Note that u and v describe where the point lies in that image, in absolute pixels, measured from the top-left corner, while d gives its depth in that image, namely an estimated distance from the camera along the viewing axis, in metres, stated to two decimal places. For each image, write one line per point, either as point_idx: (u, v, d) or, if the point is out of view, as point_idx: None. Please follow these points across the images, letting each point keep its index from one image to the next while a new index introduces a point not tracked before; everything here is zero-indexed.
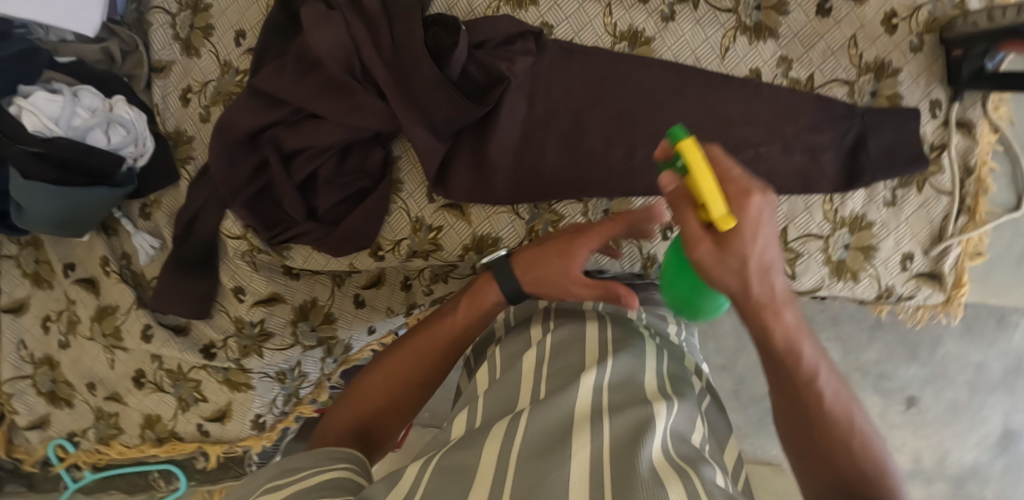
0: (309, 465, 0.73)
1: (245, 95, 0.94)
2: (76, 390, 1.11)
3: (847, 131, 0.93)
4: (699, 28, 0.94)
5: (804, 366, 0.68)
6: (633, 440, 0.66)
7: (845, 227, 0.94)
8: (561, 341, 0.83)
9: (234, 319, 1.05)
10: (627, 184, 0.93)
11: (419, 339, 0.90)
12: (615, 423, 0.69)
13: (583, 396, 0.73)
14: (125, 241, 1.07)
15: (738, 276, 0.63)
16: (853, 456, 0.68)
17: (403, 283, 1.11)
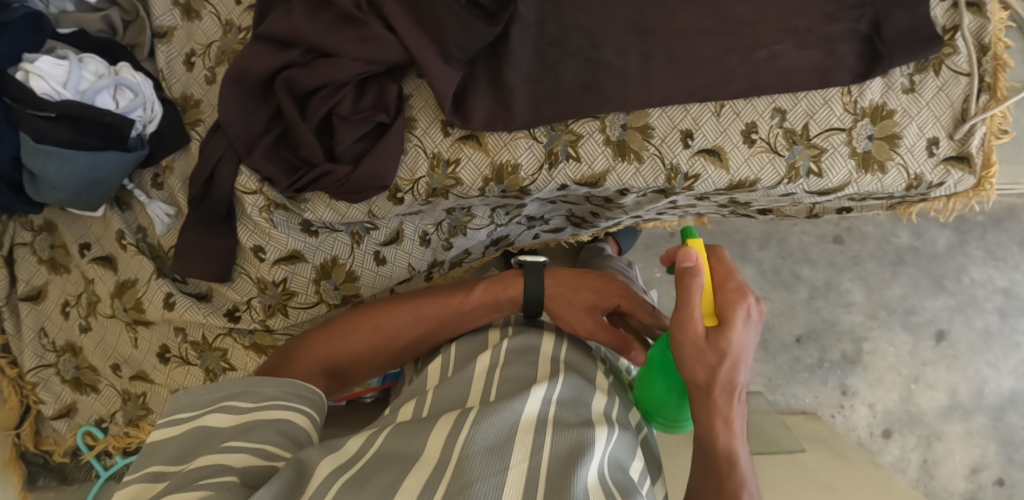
0: (282, 399, 0.86)
1: (255, 41, 0.94)
2: (101, 374, 1.09)
3: (859, 21, 0.93)
4: None
5: (736, 473, 0.80)
6: (569, 462, 0.72)
7: (866, 118, 0.93)
8: (517, 350, 0.94)
9: (256, 280, 1.03)
10: (644, 94, 0.93)
11: (426, 305, 1.02)
12: (558, 439, 0.75)
13: (526, 408, 0.80)
14: (139, 213, 1.05)
15: (702, 368, 0.80)
16: None
17: (422, 237, 1.11)
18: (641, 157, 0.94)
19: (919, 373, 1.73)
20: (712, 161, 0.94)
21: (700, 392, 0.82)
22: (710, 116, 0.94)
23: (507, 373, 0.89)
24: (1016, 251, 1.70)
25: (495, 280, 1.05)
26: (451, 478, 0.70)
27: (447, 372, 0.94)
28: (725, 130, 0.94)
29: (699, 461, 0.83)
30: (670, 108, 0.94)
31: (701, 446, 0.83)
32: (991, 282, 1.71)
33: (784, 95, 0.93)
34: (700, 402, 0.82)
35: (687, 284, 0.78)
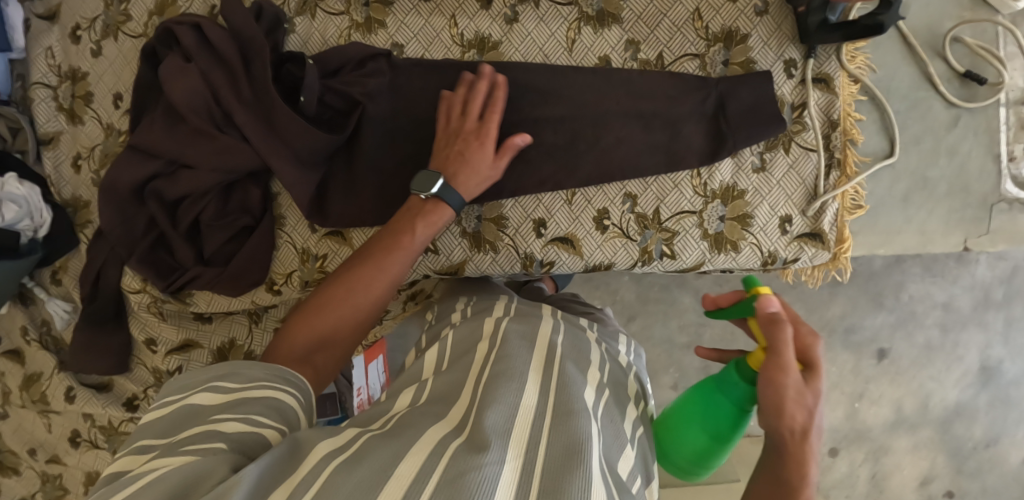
0: (272, 380, 0.70)
1: (126, 151, 0.99)
2: (20, 457, 1.16)
3: (705, 101, 0.93)
4: (543, 25, 0.95)
5: None
6: (571, 459, 0.61)
7: (717, 200, 0.95)
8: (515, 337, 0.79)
9: (152, 370, 1.09)
10: (495, 186, 0.95)
11: (381, 260, 0.84)
12: (550, 431, 0.64)
13: (527, 400, 0.68)
14: (43, 308, 1.11)
15: (800, 419, 0.63)
16: None
17: None
18: (496, 248, 0.97)
19: (863, 391, 1.52)
20: (565, 249, 0.96)
21: (784, 449, 0.64)
22: (562, 204, 0.96)
23: (503, 352, 0.76)
24: (954, 267, 1.47)
25: (405, 214, 0.87)
26: (445, 467, 0.57)
27: (442, 365, 0.80)
28: (577, 218, 0.96)
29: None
30: (523, 199, 0.96)
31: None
32: (930, 298, 1.49)
33: (634, 181, 0.95)
34: (777, 462, 0.64)
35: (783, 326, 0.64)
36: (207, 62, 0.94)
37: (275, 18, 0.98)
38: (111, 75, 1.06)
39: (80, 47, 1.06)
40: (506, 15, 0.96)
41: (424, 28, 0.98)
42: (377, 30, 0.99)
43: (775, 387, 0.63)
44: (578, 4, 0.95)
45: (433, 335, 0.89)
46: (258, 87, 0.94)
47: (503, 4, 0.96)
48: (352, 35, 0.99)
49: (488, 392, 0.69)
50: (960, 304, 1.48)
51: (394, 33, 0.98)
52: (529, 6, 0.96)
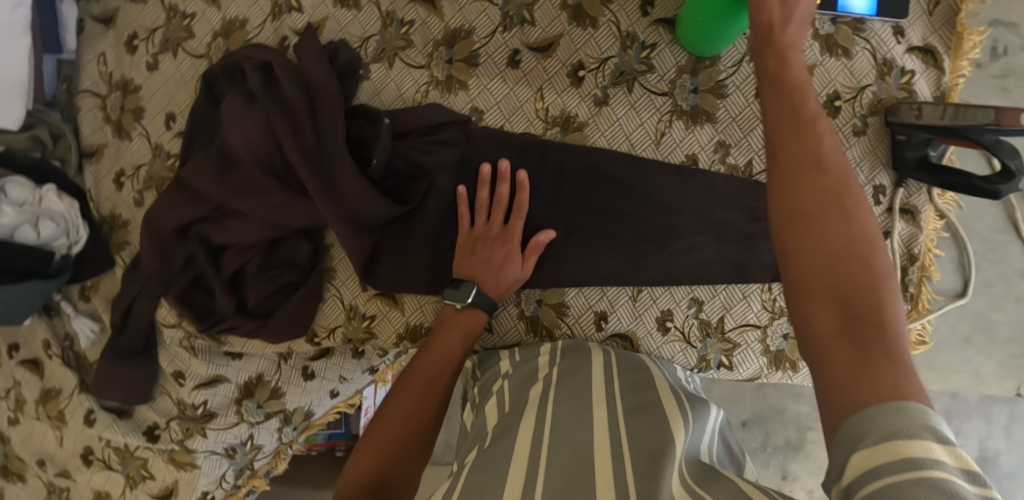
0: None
1: (171, 189, 0.94)
2: (27, 465, 1.12)
3: None
4: (634, 113, 0.92)
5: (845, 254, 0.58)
6: (651, 472, 0.66)
7: (783, 316, 0.92)
8: (571, 367, 0.86)
9: (177, 401, 1.05)
10: (558, 274, 0.92)
11: (429, 370, 0.83)
12: (634, 453, 0.70)
13: (597, 432, 0.74)
14: (67, 322, 1.07)
15: (776, 64, 0.68)
16: (844, 291, 0.56)
17: (355, 351, 1.09)
18: (552, 334, 0.94)
19: None
20: (623, 346, 0.94)
21: (795, 141, 0.63)
22: (625, 300, 0.93)
23: (563, 387, 0.82)
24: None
25: (443, 326, 0.87)
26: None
27: (505, 406, 0.82)
28: (639, 316, 0.93)
29: (826, 272, 0.57)
30: (585, 289, 0.93)
31: (810, 178, 0.61)
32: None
33: (702, 286, 0.92)
34: (789, 155, 0.63)
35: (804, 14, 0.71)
36: (272, 106, 0.88)
37: (349, 65, 0.93)
38: (166, 94, 1.00)
39: (135, 58, 1.00)
40: (596, 96, 0.92)
41: (507, 96, 0.93)
42: (457, 91, 0.94)
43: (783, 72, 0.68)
44: (673, 96, 0.91)
45: (484, 386, 0.89)
46: (325, 143, 0.89)
47: (595, 84, 0.92)
48: (430, 92, 0.94)
49: (556, 432, 0.74)
50: None
51: (475, 97, 0.94)
52: (622, 91, 0.92)
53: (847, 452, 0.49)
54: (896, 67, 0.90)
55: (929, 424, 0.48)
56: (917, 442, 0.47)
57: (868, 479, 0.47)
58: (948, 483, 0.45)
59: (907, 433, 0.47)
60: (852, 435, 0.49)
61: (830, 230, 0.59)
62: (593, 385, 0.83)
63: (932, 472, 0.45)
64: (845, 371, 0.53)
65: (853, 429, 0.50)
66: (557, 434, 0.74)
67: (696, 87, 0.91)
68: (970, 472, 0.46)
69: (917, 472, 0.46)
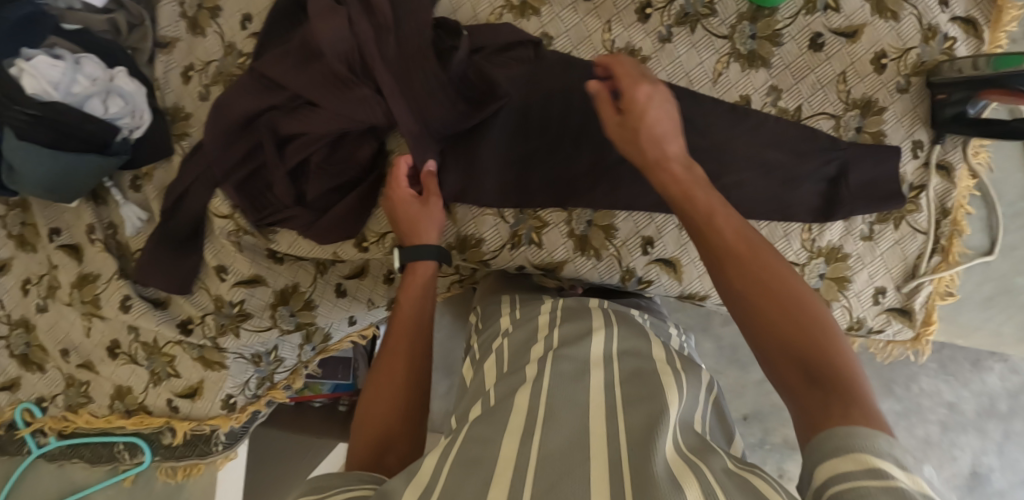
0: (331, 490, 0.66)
1: (248, 78, 0.98)
2: (49, 355, 1.12)
3: (830, 162, 0.95)
4: (695, 51, 0.97)
5: (785, 313, 0.63)
6: (647, 434, 0.63)
7: (820, 257, 0.97)
8: (570, 337, 0.79)
9: (214, 297, 1.05)
10: (612, 198, 0.96)
11: (401, 331, 0.86)
12: (631, 418, 0.67)
13: (594, 396, 0.70)
14: (114, 211, 1.08)
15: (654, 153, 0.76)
16: (809, 351, 0.61)
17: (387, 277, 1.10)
18: (599, 255, 0.98)
19: None
20: (666, 271, 0.98)
21: (699, 224, 0.69)
22: (673, 228, 0.97)
23: (562, 351, 0.76)
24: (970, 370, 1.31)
25: (409, 289, 0.89)
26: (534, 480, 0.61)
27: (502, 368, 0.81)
28: (684, 245, 0.97)
29: (780, 331, 0.62)
30: (636, 214, 0.97)
31: (719, 246, 0.67)
32: (938, 395, 1.34)
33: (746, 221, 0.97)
34: (704, 244, 0.68)
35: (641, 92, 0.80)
36: (356, 9, 0.91)
37: None
38: None
39: None
40: (661, 34, 0.97)
41: (577, 26, 0.98)
42: (530, 16, 0.99)
43: (650, 139, 0.76)
44: (732, 39, 0.97)
45: (484, 343, 0.90)
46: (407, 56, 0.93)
47: (660, 23, 0.98)
48: (504, 15, 0.99)
49: (552, 395, 0.70)
50: None
51: (546, 24, 0.99)
52: (684, 30, 0.97)
53: (811, 466, 0.55)
54: (940, 32, 0.95)
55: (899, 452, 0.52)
56: (881, 461, 0.51)
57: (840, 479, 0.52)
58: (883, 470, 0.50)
59: (873, 451, 0.52)
60: (819, 452, 0.55)
61: (771, 298, 0.64)
62: (592, 350, 0.77)
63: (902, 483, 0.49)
64: (817, 414, 0.58)
65: (825, 449, 0.54)
66: (554, 389, 0.71)
67: (754, 34, 0.97)
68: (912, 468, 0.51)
69: (870, 468, 0.51)
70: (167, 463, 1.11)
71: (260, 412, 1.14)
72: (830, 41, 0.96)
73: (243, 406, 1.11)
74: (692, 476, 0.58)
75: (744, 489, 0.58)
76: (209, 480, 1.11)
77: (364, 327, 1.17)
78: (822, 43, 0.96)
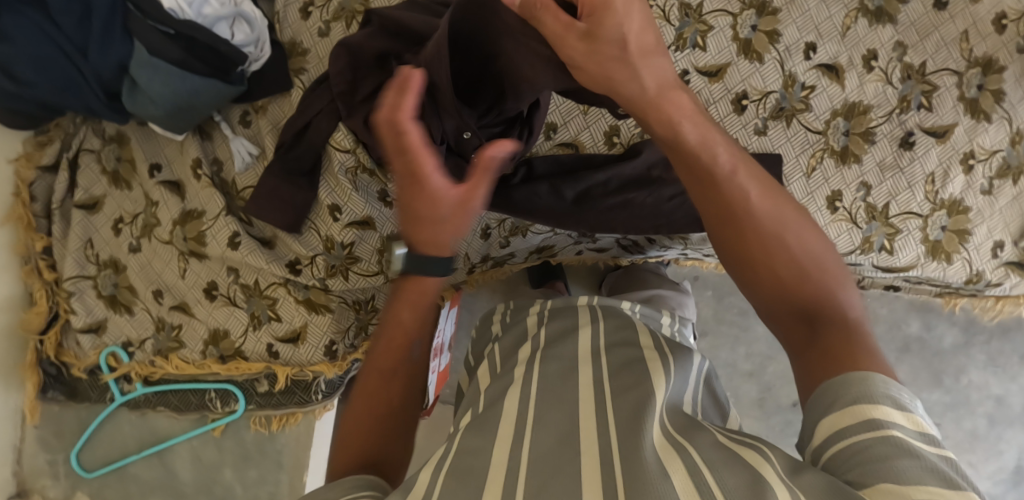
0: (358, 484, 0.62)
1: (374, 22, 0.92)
2: (139, 297, 1.07)
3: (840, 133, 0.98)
4: (824, 6, 0.98)
5: (784, 265, 0.68)
6: (636, 418, 0.67)
7: (943, 209, 0.98)
8: (557, 335, 0.83)
9: (324, 238, 1.02)
10: None
11: (388, 354, 0.70)
12: (618, 409, 0.69)
13: (585, 390, 0.73)
14: (219, 147, 1.04)
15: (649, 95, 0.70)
16: (812, 298, 0.67)
17: (484, 230, 1.12)
18: None
19: None
20: None
21: (715, 207, 0.70)
22: (800, 176, 0.98)
23: (551, 351, 0.79)
24: (1017, 364, 1.39)
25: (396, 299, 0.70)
26: (528, 477, 0.61)
27: (495, 372, 0.82)
28: (811, 192, 0.98)
29: (783, 295, 0.68)
30: (766, 160, 0.98)
31: (735, 220, 0.70)
32: (986, 388, 1.40)
33: (872, 172, 0.98)
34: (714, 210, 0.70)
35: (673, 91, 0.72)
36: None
37: None
38: None
39: None
40: None
41: None
42: None
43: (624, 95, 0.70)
44: None
45: (480, 352, 0.93)
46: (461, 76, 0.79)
47: None
48: None
49: (545, 391, 0.73)
50: (1011, 403, 1.40)
51: None
52: None
53: (819, 413, 0.60)
54: None
55: (887, 388, 0.58)
56: (878, 406, 0.56)
57: (837, 436, 0.57)
58: (901, 439, 0.55)
59: (869, 401, 0.57)
60: (822, 404, 0.60)
61: (767, 249, 0.68)
62: (579, 346, 0.81)
63: (894, 430, 0.55)
64: (820, 354, 0.64)
65: (830, 391, 0.60)
66: (550, 387, 0.74)
67: None
68: (925, 434, 0.56)
69: (882, 432, 0.55)
70: (260, 411, 1.07)
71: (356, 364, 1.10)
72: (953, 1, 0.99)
73: (344, 354, 1.06)
74: (678, 453, 0.61)
75: (734, 460, 0.59)
76: (307, 428, 1.08)
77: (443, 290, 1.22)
78: (946, 3, 0.99)
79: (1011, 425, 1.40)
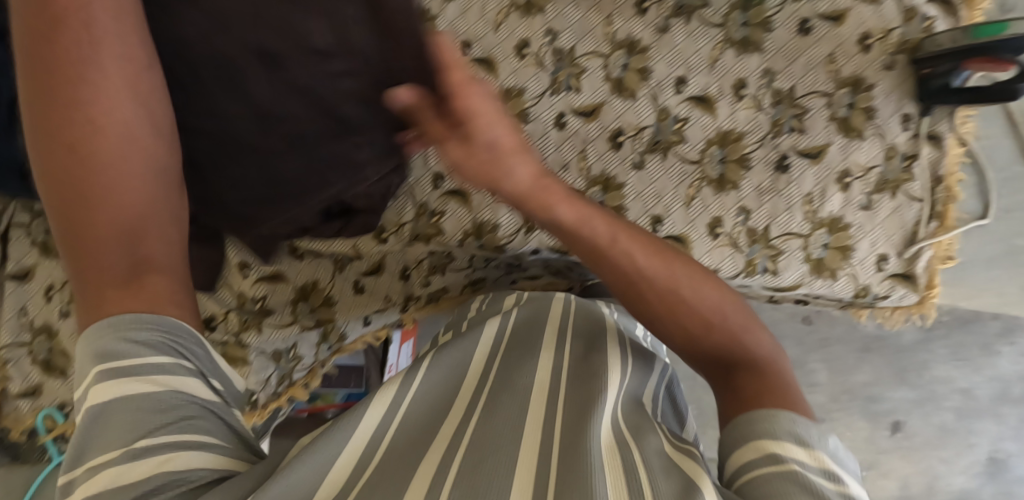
0: (125, 333, 0.62)
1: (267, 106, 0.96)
2: (72, 360, 1.13)
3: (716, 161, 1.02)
4: (691, 40, 1.02)
5: (680, 307, 0.76)
6: (583, 412, 0.68)
7: (823, 228, 1.01)
8: (521, 326, 0.88)
9: (237, 294, 1.12)
10: (620, 180, 1.02)
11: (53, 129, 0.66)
12: (568, 405, 0.71)
13: (540, 380, 0.76)
14: None
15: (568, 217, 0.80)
16: (711, 331, 0.76)
17: (402, 273, 1.15)
18: None
19: (872, 461, 1.30)
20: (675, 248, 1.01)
21: (628, 281, 0.78)
22: (680, 205, 1.01)
23: (510, 350, 0.83)
24: (980, 354, 1.25)
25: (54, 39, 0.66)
26: (457, 471, 0.61)
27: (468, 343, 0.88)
28: (692, 221, 1.01)
29: (677, 321, 0.76)
30: (644, 194, 1.01)
31: (644, 294, 0.77)
32: (951, 382, 1.27)
33: (749, 197, 1.01)
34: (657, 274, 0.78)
35: (474, 92, 0.72)
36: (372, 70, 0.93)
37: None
38: None
39: None
40: (658, 25, 1.03)
41: (580, 21, 1.03)
42: (535, 14, 1.04)
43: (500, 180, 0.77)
44: (726, 27, 1.02)
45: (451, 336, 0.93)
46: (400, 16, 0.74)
47: (658, 15, 1.03)
48: (511, 14, 1.04)
49: (504, 375, 0.77)
50: (979, 394, 1.26)
51: (552, 20, 1.03)
52: (681, 20, 1.03)
53: (731, 447, 0.66)
54: (919, 13, 1.02)
55: (795, 428, 0.63)
56: (780, 445, 0.62)
57: (746, 471, 0.62)
58: (799, 474, 0.59)
59: (770, 439, 0.62)
60: (734, 439, 0.65)
61: (694, 303, 0.76)
62: (544, 333, 0.85)
63: (793, 465, 0.60)
64: (739, 398, 0.70)
65: (750, 423, 0.65)
66: (504, 384, 0.76)
67: (746, 21, 1.02)
68: (825, 470, 0.60)
69: (783, 467, 0.60)
70: None
71: (282, 409, 1.22)
72: (818, 25, 1.02)
73: (265, 402, 1.18)
74: (619, 454, 0.63)
75: (673, 471, 0.62)
76: None
77: (380, 329, 1.21)
78: (810, 27, 1.02)
79: (980, 417, 1.26)
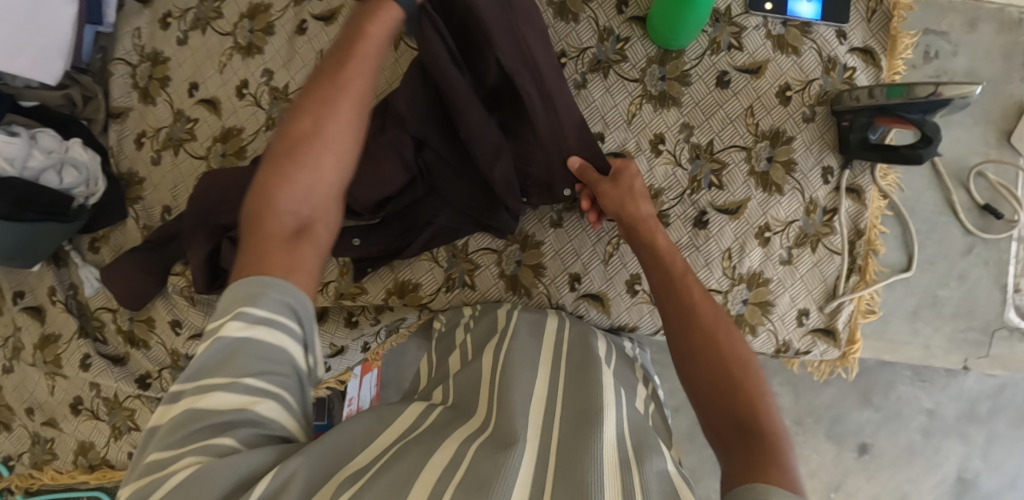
0: (262, 293, 0.61)
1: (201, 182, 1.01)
2: (15, 414, 1.16)
3: None
4: (608, 95, 1.03)
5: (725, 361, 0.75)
6: (582, 426, 0.73)
7: (743, 283, 1.00)
8: (525, 335, 0.91)
9: (170, 351, 1.09)
10: (538, 237, 1.02)
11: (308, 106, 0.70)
12: (564, 414, 0.77)
13: (538, 391, 0.80)
14: (73, 272, 1.13)
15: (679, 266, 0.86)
16: (741, 394, 0.72)
17: (347, 318, 1.07)
18: (530, 293, 1.02)
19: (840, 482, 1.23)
20: (595, 305, 1.01)
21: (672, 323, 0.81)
22: (599, 263, 1.01)
23: (514, 349, 0.88)
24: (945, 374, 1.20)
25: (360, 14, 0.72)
26: (463, 472, 0.63)
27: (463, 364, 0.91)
28: (610, 279, 1.01)
29: (715, 386, 0.74)
30: (562, 251, 1.02)
31: (691, 342, 0.78)
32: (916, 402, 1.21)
33: None
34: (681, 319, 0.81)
35: (632, 171, 0.95)
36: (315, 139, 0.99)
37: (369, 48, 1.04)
38: (191, 64, 1.11)
39: (167, 33, 1.12)
40: (576, 80, 1.03)
41: None
42: None
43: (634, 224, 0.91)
44: (643, 82, 1.02)
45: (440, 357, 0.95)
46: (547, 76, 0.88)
47: (575, 70, 1.03)
48: None
49: (507, 382, 0.81)
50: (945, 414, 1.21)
51: None
52: (598, 76, 1.03)
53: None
54: (839, 64, 1.02)
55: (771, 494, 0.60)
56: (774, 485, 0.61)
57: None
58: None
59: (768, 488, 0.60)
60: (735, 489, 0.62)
61: (727, 360, 0.75)
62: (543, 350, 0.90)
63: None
64: (741, 468, 0.65)
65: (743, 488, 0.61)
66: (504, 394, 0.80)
67: (663, 76, 1.03)
68: None
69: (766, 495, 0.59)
70: None
71: None
72: (736, 78, 1.02)
73: None
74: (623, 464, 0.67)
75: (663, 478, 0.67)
76: None
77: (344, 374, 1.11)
78: (728, 80, 1.02)
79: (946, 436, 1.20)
